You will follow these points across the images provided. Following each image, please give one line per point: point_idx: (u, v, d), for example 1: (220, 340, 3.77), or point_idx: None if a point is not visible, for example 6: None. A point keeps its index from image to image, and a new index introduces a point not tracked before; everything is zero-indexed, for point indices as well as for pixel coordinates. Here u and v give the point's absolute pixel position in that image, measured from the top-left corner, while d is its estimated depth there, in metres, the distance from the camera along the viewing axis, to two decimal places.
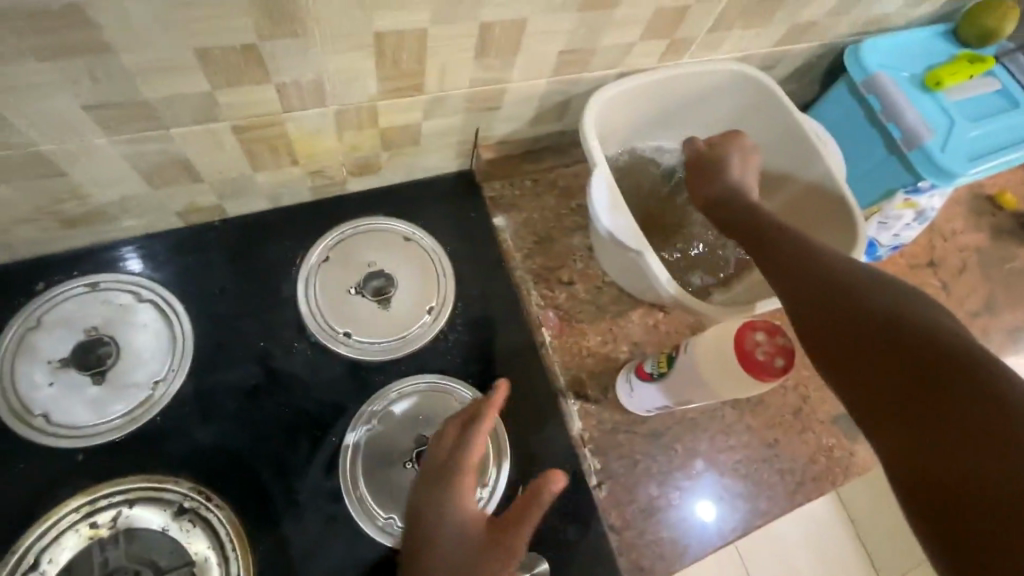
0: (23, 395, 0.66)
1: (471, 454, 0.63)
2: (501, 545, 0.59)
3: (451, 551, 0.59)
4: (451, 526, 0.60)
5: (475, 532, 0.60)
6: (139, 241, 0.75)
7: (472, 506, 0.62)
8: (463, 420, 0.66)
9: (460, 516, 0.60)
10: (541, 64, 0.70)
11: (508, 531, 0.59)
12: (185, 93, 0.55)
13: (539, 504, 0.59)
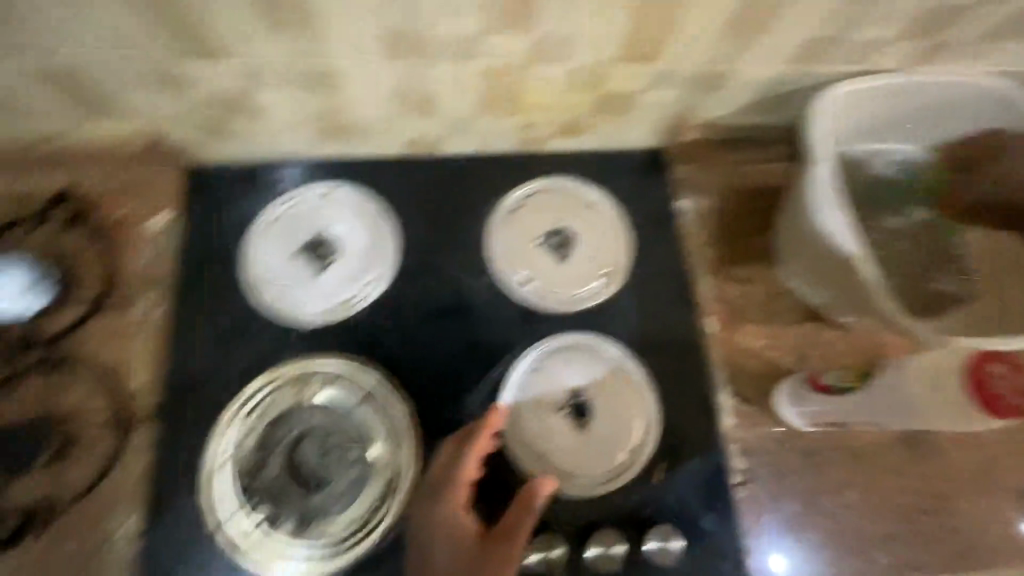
0: (264, 269, 0.78)
1: (464, 469, 0.67)
2: (493, 555, 0.62)
3: (447, 569, 0.64)
4: (443, 535, 0.66)
5: (465, 546, 0.64)
6: (362, 160, 0.84)
7: (463, 519, 0.66)
8: (458, 440, 0.70)
9: (453, 530, 0.65)
10: (785, 48, 0.68)
11: (499, 546, 0.62)
12: (462, 32, 0.61)
13: (528, 515, 0.63)
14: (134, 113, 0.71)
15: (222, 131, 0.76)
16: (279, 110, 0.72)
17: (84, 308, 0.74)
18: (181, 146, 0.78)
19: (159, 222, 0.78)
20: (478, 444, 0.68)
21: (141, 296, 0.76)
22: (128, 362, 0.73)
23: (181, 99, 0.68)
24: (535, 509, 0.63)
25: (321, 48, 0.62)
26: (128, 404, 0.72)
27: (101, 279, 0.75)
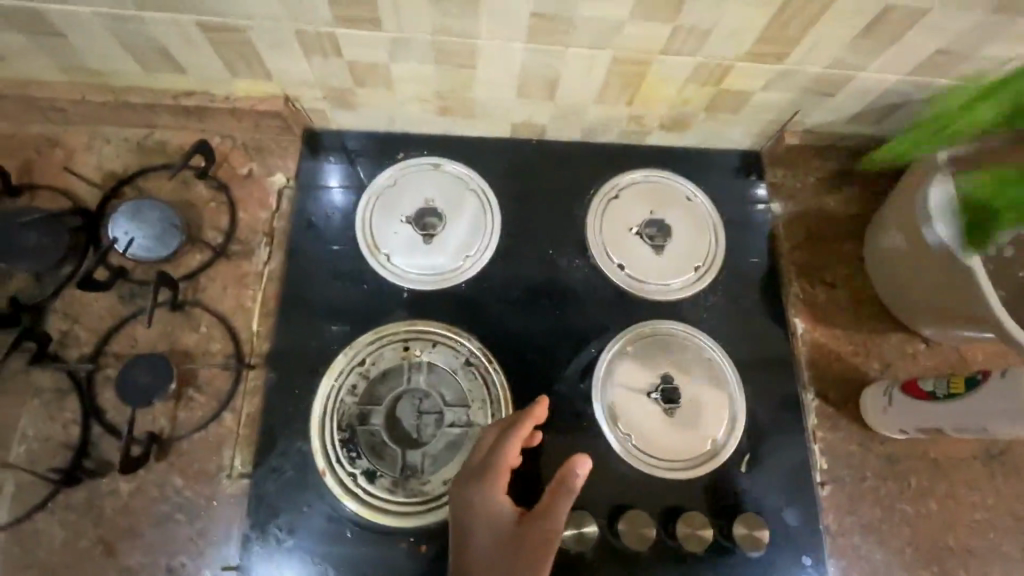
0: (375, 234, 0.82)
1: (500, 457, 0.63)
2: (532, 540, 0.56)
3: (485, 552, 0.57)
4: (482, 514, 0.60)
5: (505, 528, 0.58)
6: (470, 140, 0.88)
7: (501, 500, 0.60)
8: (502, 426, 0.67)
9: (490, 506, 0.60)
10: (909, 59, 0.69)
11: (541, 523, 0.57)
12: (603, 19, 0.64)
13: (567, 491, 0.57)
14: (273, 75, 0.74)
15: (348, 100, 0.80)
16: (408, 82, 0.75)
17: (207, 256, 0.78)
18: (305, 110, 0.82)
19: (279, 180, 0.83)
20: (521, 431, 0.64)
21: (258, 249, 0.80)
22: (245, 311, 0.77)
23: (322, 64, 0.72)
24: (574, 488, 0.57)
25: (468, 24, 0.65)
26: (243, 349, 0.75)
27: (224, 229, 0.80)
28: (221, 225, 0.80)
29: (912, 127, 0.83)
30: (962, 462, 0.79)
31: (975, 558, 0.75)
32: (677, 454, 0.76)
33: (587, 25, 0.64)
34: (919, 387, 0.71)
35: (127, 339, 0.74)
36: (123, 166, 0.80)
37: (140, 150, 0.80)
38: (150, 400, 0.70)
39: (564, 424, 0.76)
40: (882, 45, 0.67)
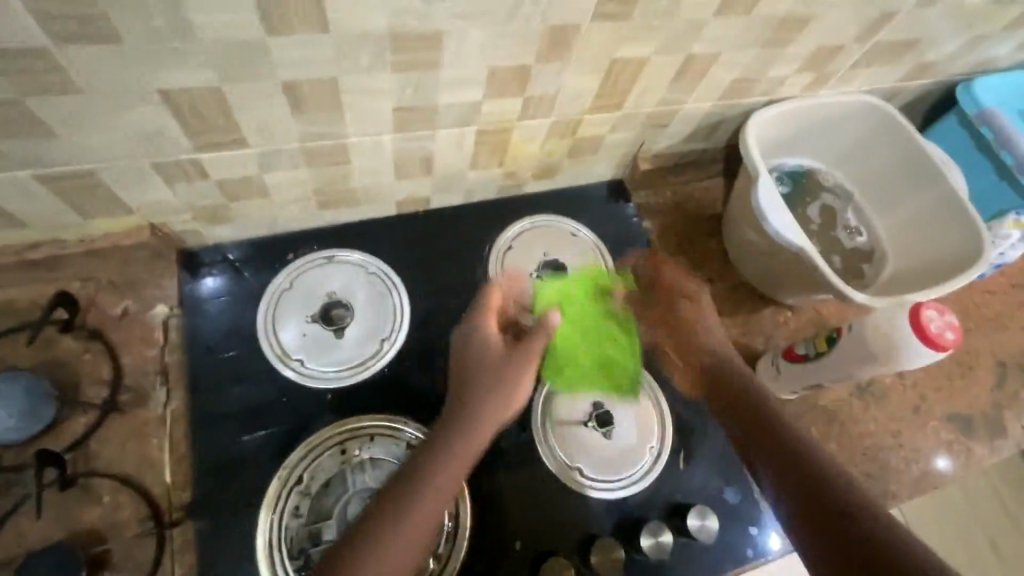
0: (282, 342, 0.79)
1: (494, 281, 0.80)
2: (523, 357, 0.74)
3: (478, 363, 0.74)
4: (478, 338, 0.75)
5: (493, 346, 0.75)
6: (358, 224, 0.88)
7: (491, 332, 0.76)
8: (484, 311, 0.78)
9: (484, 336, 0.75)
10: (716, 90, 0.83)
11: (521, 355, 0.74)
12: (463, 103, 0.69)
13: (540, 334, 0.75)
14: (131, 208, 0.70)
15: (222, 215, 0.77)
16: (283, 187, 0.75)
17: (94, 415, 0.70)
18: (175, 233, 0.77)
19: (161, 312, 0.78)
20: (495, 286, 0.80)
21: (155, 392, 0.73)
22: (154, 463, 0.70)
23: (187, 188, 0.69)
24: (552, 324, 0.76)
25: (335, 128, 0.66)
26: (161, 507, 0.68)
27: (107, 380, 0.72)
28: (103, 376, 0.72)
29: (733, 137, 0.99)
30: (844, 403, 0.93)
31: (875, 480, 0.89)
32: (624, 473, 0.81)
33: (449, 108, 0.69)
34: (794, 352, 0.83)
35: (13, 538, 0.64)
36: None
37: None
38: None
39: (519, 476, 0.79)
40: (692, 83, 0.80)
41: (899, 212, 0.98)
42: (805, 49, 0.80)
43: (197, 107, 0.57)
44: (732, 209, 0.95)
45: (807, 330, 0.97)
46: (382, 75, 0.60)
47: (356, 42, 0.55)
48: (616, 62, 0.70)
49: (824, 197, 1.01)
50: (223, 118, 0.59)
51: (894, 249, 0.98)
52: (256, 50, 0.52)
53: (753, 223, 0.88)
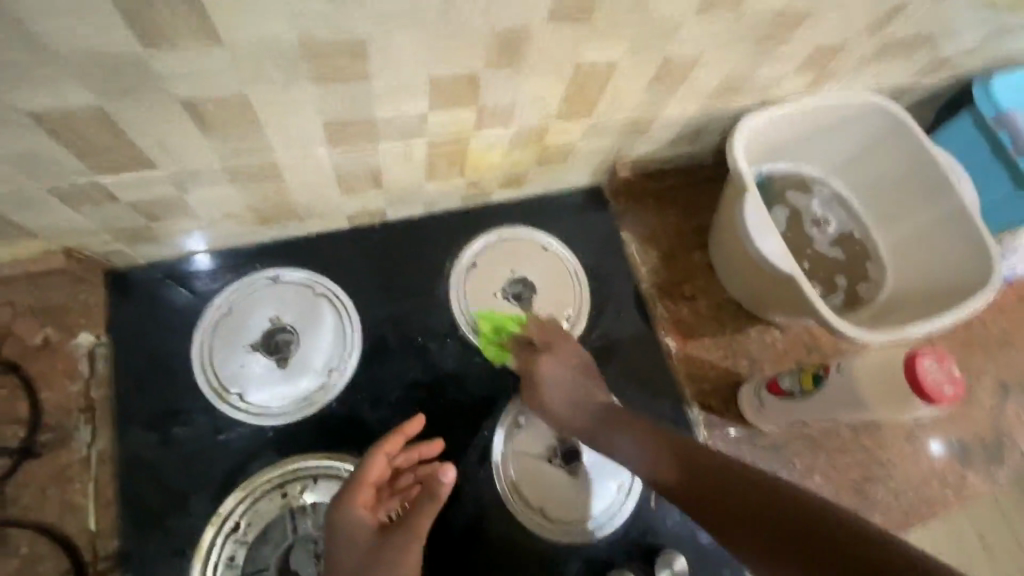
0: (221, 373, 0.73)
1: (389, 441, 0.66)
2: (409, 528, 0.59)
3: (344, 561, 0.59)
4: (345, 536, 0.60)
5: (364, 536, 0.60)
6: (305, 239, 0.81)
7: (363, 512, 0.61)
8: (386, 451, 0.66)
9: (350, 524, 0.60)
10: (700, 92, 0.74)
11: (402, 529, 0.59)
12: (406, 115, 0.60)
13: (431, 498, 0.59)
14: (38, 232, 0.63)
15: (147, 235, 0.69)
16: (209, 205, 0.67)
17: (10, 459, 0.65)
18: (96, 255, 0.70)
19: (85, 341, 0.71)
20: (386, 447, 0.66)
21: (79, 431, 0.68)
22: (75, 510, 0.65)
23: (97, 212, 0.62)
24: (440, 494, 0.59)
25: (258, 147, 0.58)
26: (85, 557, 0.64)
27: (24, 419, 0.66)
28: (20, 414, 0.66)
29: (723, 139, 0.90)
30: (832, 431, 0.87)
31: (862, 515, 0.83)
32: (590, 512, 0.76)
33: (388, 121, 0.60)
34: (778, 386, 0.78)
35: None
36: None
37: None
38: None
39: (474, 515, 0.74)
40: (672, 87, 0.71)
41: (901, 223, 0.90)
42: (801, 47, 0.70)
43: (82, 129, 0.49)
44: (718, 221, 0.87)
45: (796, 351, 0.90)
46: (303, 89, 0.52)
47: (259, 56, 0.46)
48: (580, 66, 0.61)
49: (818, 198, 0.93)
50: (117, 139, 0.51)
51: (893, 259, 0.91)
52: (136, 67, 0.44)
53: (739, 244, 0.81)
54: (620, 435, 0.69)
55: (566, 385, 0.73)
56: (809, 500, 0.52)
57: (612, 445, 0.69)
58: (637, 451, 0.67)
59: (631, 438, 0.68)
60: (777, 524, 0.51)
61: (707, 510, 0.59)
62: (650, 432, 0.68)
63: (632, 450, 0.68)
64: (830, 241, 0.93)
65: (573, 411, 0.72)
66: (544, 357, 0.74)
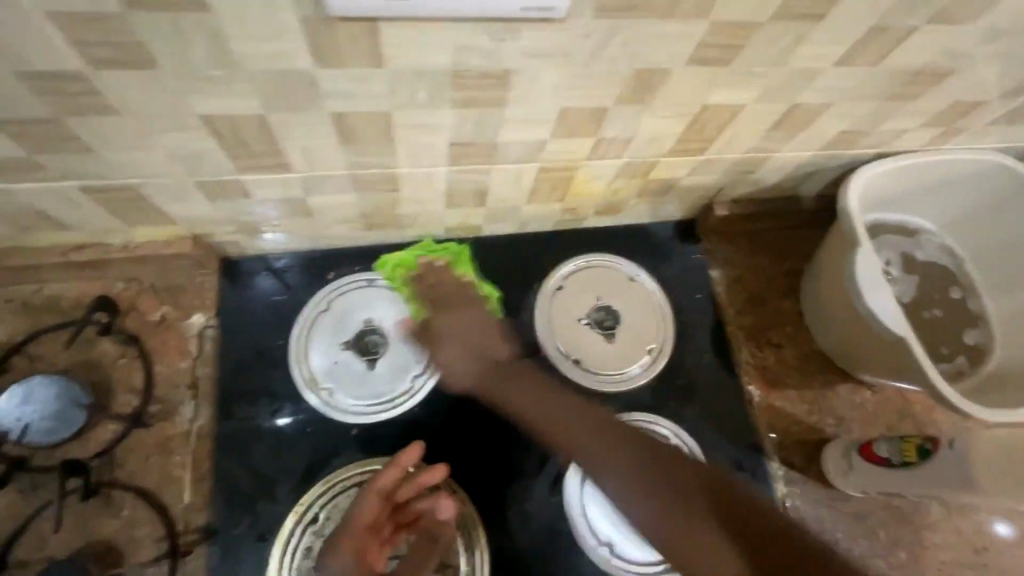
0: (313, 367, 0.76)
1: (385, 475, 0.67)
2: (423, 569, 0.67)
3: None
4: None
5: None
6: (403, 246, 0.84)
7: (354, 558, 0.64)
8: (379, 491, 0.67)
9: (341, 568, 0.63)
10: (817, 140, 0.72)
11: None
12: (526, 140, 0.62)
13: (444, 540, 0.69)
14: (174, 219, 0.68)
15: (265, 230, 0.74)
16: (326, 209, 0.71)
17: (122, 424, 0.70)
18: (216, 244, 0.75)
19: (197, 321, 0.76)
20: (378, 484, 0.67)
21: (183, 405, 0.72)
22: (173, 480, 0.69)
23: (229, 205, 0.66)
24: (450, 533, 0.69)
25: (384, 159, 0.61)
26: (176, 528, 0.67)
27: (139, 388, 0.72)
28: (136, 384, 0.72)
29: (828, 187, 0.87)
30: (924, 506, 0.81)
31: None
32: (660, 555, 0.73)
33: (508, 146, 0.62)
34: (873, 451, 0.75)
35: (36, 540, 0.64)
36: (11, 333, 0.71)
37: (29, 311, 0.72)
38: None
39: (541, 541, 0.73)
40: (792, 131, 0.69)
41: (1019, 292, 0.84)
42: (937, 103, 0.67)
43: (241, 131, 0.53)
44: (818, 271, 0.84)
45: (886, 416, 0.86)
46: (440, 110, 0.54)
47: (414, 80, 0.49)
48: (705, 108, 0.61)
49: (925, 258, 0.89)
50: (268, 142, 0.55)
51: (1005, 330, 0.84)
52: (303, 82, 0.47)
53: (845, 300, 0.77)
54: (608, 447, 0.65)
55: (466, 335, 0.76)
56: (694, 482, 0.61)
57: (598, 461, 0.65)
58: (613, 448, 0.65)
59: (602, 445, 0.66)
60: (682, 492, 0.60)
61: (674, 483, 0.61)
62: (609, 452, 0.65)
63: (607, 453, 0.65)
64: (910, 285, 0.87)
65: (462, 360, 0.75)
66: (458, 312, 0.77)
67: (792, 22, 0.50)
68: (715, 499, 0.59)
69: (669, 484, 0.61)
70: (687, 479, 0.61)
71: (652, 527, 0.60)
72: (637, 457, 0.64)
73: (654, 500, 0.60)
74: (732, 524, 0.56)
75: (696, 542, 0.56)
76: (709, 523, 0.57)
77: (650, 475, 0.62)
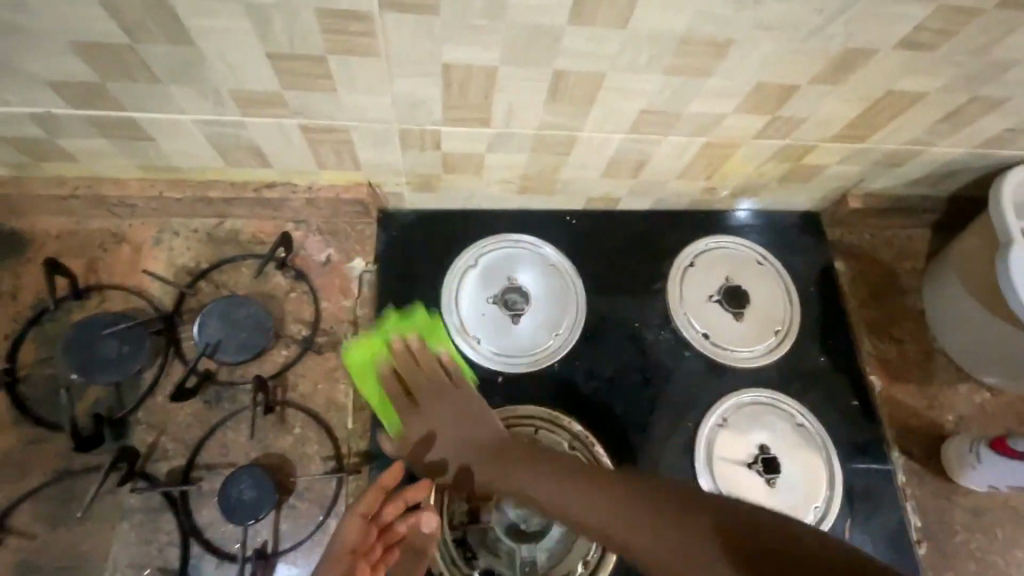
0: (463, 316, 0.81)
1: (364, 498, 0.66)
2: None
3: None
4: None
5: None
6: (544, 213, 0.88)
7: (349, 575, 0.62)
8: (364, 513, 0.66)
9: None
10: (976, 136, 0.74)
11: None
12: (708, 113, 0.65)
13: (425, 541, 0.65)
14: (361, 166, 0.73)
15: (431, 184, 0.78)
16: (496, 167, 0.75)
17: (295, 351, 0.75)
18: (384, 194, 0.80)
19: (359, 266, 0.81)
20: (362, 507, 0.66)
21: (346, 340, 0.77)
22: (338, 407, 0.74)
23: (416, 155, 0.71)
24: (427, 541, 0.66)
25: (573, 121, 0.65)
26: (341, 450, 0.72)
27: (308, 321, 0.77)
28: (306, 317, 0.77)
29: (965, 188, 0.88)
30: None
31: None
32: None
33: (691, 117, 0.65)
34: (1010, 447, 0.75)
35: (218, 447, 0.70)
36: (196, 260, 0.77)
37: (212, 241, 0.78)
38: (254, 520, 0.66)
39: None
40: (957, 126, 0.71)
41: None
42: None
43: (468, 82, 0.57)
44: (948, 270, 0.85)
45: (1006, 418, 0.87)
46: (650, 76, 0.58)
47: (644, 44, 0.53)
48: (889, 94, 0.63)
49: None
50: (484, 96, 0.60)
51: None
52: (547, 38, 0.52)
53: (993, 297, 0.78)
54: (559, 486, 0.66)
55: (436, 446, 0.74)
56: (606, 509, 0.61)
57: (557, 499, 0.65)
58: (603, 517, 0.61)
59: (597, 510, 0.62)
60: (617, 510, 0.60)
61: (662, 513, 0.57)
62: (575, 499, 0.64)
63: (601, 519, 0.61)
64: None
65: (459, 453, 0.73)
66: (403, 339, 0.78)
67: (1012, 9, 0.52)
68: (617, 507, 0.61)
69: (592, 500, 0.63)
70: (601, 518, 0.61)
71: (640, 546, 0.56)
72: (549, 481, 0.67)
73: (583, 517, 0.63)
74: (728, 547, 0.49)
75: (668, 548, 0.53)
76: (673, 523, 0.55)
77: (580, 513, 0.63)
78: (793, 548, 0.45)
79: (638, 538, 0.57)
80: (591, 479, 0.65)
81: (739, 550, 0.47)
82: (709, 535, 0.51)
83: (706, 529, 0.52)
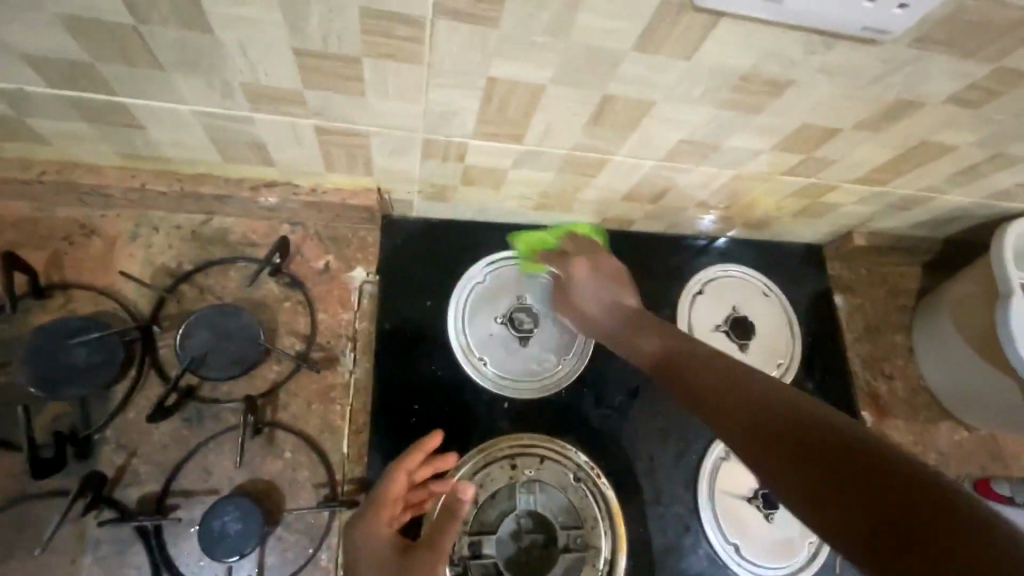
0: (470, 335, 0.77)
1: (407, 456, 0.64)
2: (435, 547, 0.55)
3: None
4: (366, 554, 0.56)
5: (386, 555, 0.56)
6: (557, 230, 0.84)
7: (382, 532, 0.58)
8: (404, 470, 0.63)
9: (375, 545, 0.57)
10: (986, 188, 0.76)
11: (426, 549, 0.55)
12: (746, 149, 0.63)
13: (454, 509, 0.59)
14: (373, 171, 0.67)
15: (445, 195, 0.74)
16: (518, 182, 0.71)
17: (287, 366, 0.69)
18: (392, 200, 0.74)
19: (360, 275, 0.75)
20: (408, 463, 0.63)
21: (344, 356, 0.72)
22: (333, 430, 0.69)
23: (435, 165, 0.66)
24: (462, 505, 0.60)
25: (610, 145, 0.62)
26: (335, 477, 0.67)
27: (302, 333, 0.71)
28: (300, 328, 0.71)
29: (961, 233, 0.91)
30: None
31: None
32: (781, 562, 0.76)
33: (729, 150, 0.63)
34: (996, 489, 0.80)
35: (198, 471, 0.64)
36: (178, 260, 0.69)
37: (197, 240, 0.70)
38: (238, 556, 0.60)
39: (671, 538, 0.75)
40: (973, 178, 0.72)
41: None
42: None
43: (510, 98, 0.53)
44: (944, 312, 0.87)
45: (980, 456, 0.91)
46: (699, 109, 0.55)
47: (704, 75, 0.51)
48: (923, 144, 0.63)
49: None
50: (524, 114, 0.56)
51: None
52: (608, 61, 0.49)
53: (987, 344, 0.80)
54: (647, 336, 0.65)
55: (606, 287, 0.73)
56: (694, 353, 0.59)
57: (640, 351, 0.65)
58: (677, 358, 0.60)
59: (675, 352, 0.60)
60: (697, 367, 0.57)
61: (711, 360, 0.57)
62: (654, 339, 0.64)
63: (673, 360, 0.60)
64: None
65: (602, 311, 0.72)
66: (589, 260, 0.75)
67: None
68: (697, 369, 0.56)
69: (683, 351, 0.60)
70: (695, 348, 0.59)
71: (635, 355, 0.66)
72: (661, 360, 0.62)
73: (658, 362, 0.62)
74: (733, 399, 0.51)
75: (671, 365, 0.60)
76: (698, 364, 0.57)
77: (642, 348, 0.65)
78: (837, 432, 0.42)
79: (750, 378, 0.52)
80: (665, 333, 0.64)
81: (758, 409, 0.48)
82: (771, 396, 0.49)
83: (708, 390, 0.54)
